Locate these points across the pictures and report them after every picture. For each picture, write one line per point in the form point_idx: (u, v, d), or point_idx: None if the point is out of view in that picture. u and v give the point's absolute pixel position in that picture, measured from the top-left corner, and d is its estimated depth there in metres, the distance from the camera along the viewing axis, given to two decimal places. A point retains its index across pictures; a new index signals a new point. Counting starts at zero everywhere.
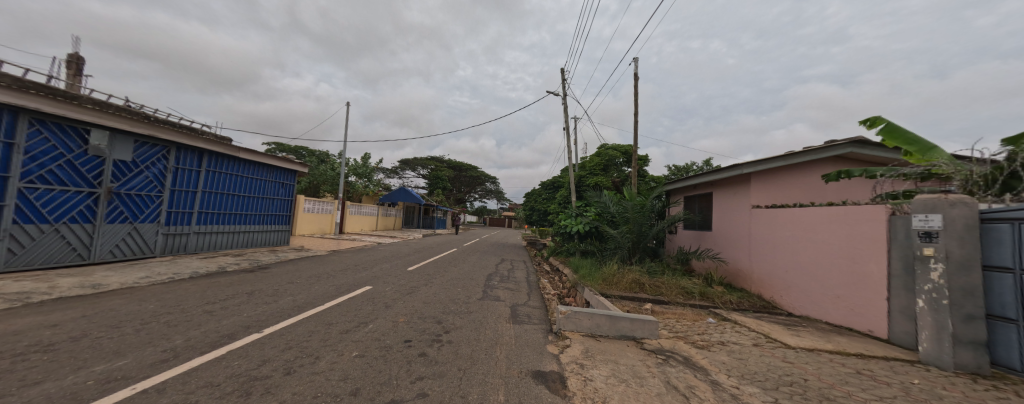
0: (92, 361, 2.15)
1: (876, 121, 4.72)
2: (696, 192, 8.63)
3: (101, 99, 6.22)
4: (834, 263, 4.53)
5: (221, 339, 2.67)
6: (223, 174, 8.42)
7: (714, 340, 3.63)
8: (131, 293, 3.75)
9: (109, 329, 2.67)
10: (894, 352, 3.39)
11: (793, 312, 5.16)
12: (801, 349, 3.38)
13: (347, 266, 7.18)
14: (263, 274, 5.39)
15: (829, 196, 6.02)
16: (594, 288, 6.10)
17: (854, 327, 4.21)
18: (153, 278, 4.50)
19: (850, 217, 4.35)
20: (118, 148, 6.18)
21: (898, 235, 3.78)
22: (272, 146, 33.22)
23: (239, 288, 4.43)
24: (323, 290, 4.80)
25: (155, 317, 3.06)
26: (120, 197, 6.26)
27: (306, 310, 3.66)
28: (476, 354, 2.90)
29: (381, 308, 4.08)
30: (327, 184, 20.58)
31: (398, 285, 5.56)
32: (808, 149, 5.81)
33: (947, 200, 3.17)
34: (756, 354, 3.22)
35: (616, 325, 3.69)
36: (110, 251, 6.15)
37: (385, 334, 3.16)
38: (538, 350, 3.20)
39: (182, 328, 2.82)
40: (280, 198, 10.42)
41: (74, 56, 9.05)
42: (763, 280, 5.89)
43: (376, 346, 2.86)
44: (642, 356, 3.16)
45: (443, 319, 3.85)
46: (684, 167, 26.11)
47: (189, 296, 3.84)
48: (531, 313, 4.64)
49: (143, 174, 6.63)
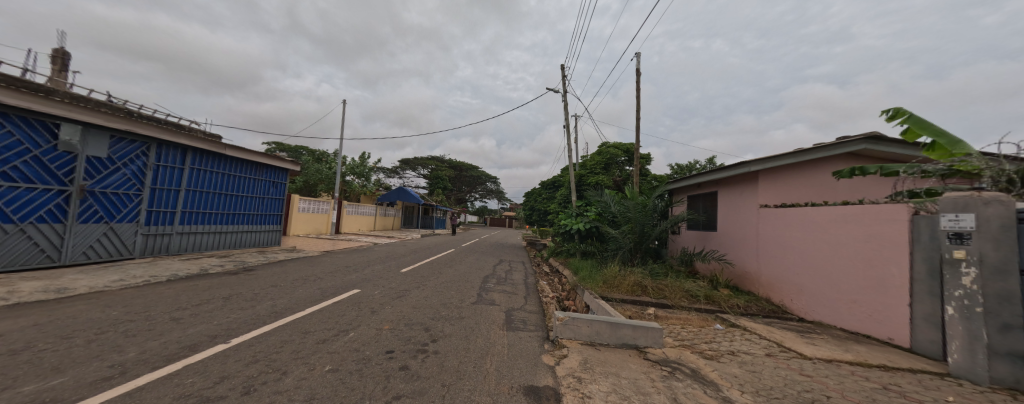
0: (23, 380, 1.89)
1: (899, 112, 4.47)
2: (700, 191, 8.37)
3: (78, 93, 6.01)
4: (850, 266, 4.26)
5: (180, 352, 2.43)
6: (208, 172, 8.19)
7: (723, 349, 3.35)
8: (97, 298, 3.51)
9: (57, 340, 2.43)
10: (921, 364, 3.10)
11: (804, 318, 4.89)
12: (819, 360, 3.10)
13: (337, 268, 6.93)
14: (247, 277, 5.14)
15: (842, 195, 5.75)
16: (594, 291, 5.82)
17: (873, 335, 3.94)
18: (126, 281, 4.25)
19: (867, 217, 4.08)
20: (92, 144, 5.95)
21: (921, 236, 3.52)
22: (271, 145, 32.85)
23: (217, 292, 4.18)
24: (307, 294, 4.54)
25: (114, 325, 2.83)
26: (95, 195, 6.03)
27: (284, 316, 3.41)
28: (463, 367, 2.65)
29: (366, 313, 3.83)
30: (324, 183, 20.37)
31: (388, 288, 5.30)
32: (818, 146, 5.57)
33: (980, 198, 2.88)
34: (770, 366, 2.94)
35: (617, 333, 3.42)
36: (83, 253, 5.91)
37: (366, 344, 2.91)
38: (531, 361, 2.95)
39: (140, 339, 2.59)
40: (270, 198, 10.18)
41: (59, 52, 8.82)
42: (772, 283, 5.61)
43: (353, 359, 2.61)
44: (645, 367, 2.89)
45: (431, 326, 3.59)
46: (686, 167, 25.60)
47: (160, 301, 3.60)
48: (526, 318, 4.39)
49: (120, 171, 6.41)
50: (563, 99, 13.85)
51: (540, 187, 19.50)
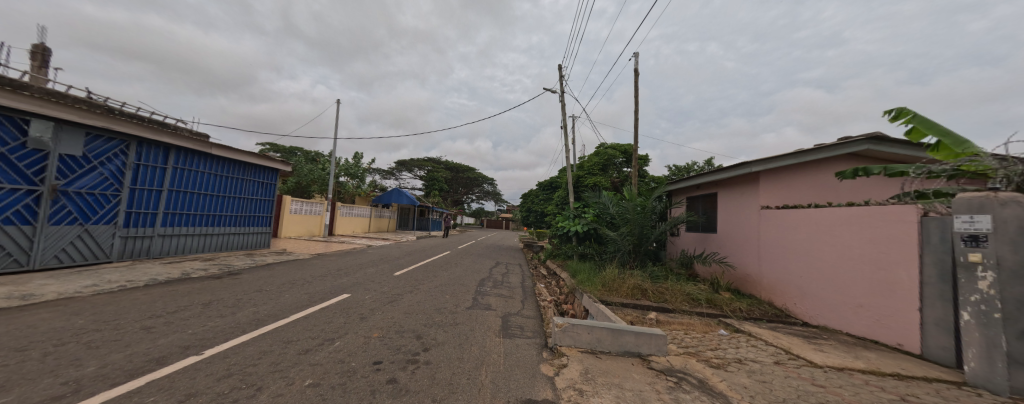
0: None
1: (903, 112, 4.40)
2: (699, 192, 8.27)
3: (53, 89, 5.75)
4: (855, 269, 4.15)
5: (147, 365, 2.24)
6: (193, 172, 7.96)
7: (730, 357, 3.19)
8: (65, 306, 3.28)
9: (10, 354, 2.23)
10: (936, 373, 2.97)
11: (808, 322, 4.77)
12: (830, 368, 2.95)
13: (328, 271, 6.70)
14: (231, 281, 4.91)
15: (845, 197, 5.66)
16: (593, 294, 5.64)
17: (880, 340, 3.83)
18: (100, 287, 4.02)
19: (874, 219, 3.97)
20: (65, 141, 5.68)
21: (932, 239, 3.41)
22: (265, 145, 32.37)
23: (197, 297, 3.95)
24: (293, 299, 4.33)
25: (77, 336, 2.62)
26: (69, 196, 5.77)
27: (265, 324, 3.20)
28: (456, 380, 2.46)
29: (355, 320, 3.63)
30: (316, 184, 20.03)
31: (380, 292, 5.09)
32: (820, 146, 5.48)
33: (997, 199, 2.75)
34: (780, 375, 2.79)
35: (619, 340, 3.27)
36: (55, 257, 5.64)
37: (352, 354, 2.71)
38: (529, 371, 2.77)
39: (104, 351, 2.39)
40: (259, 199, 9.94)
41: (39, 47, 8.52)
42: (774, 287, 5.49)
43: (337, 371, 2.41)
44: (650, 378, 2.73)
45: (424, 333, 3.40)
46: (684, 168, 25.64)
47: (133, 307, 3.39)
48: (524, 324, 4.21)
49: (97, 171, 6.16)
50: (562, 99, 13.71)
51: (538, 188, 19.33)
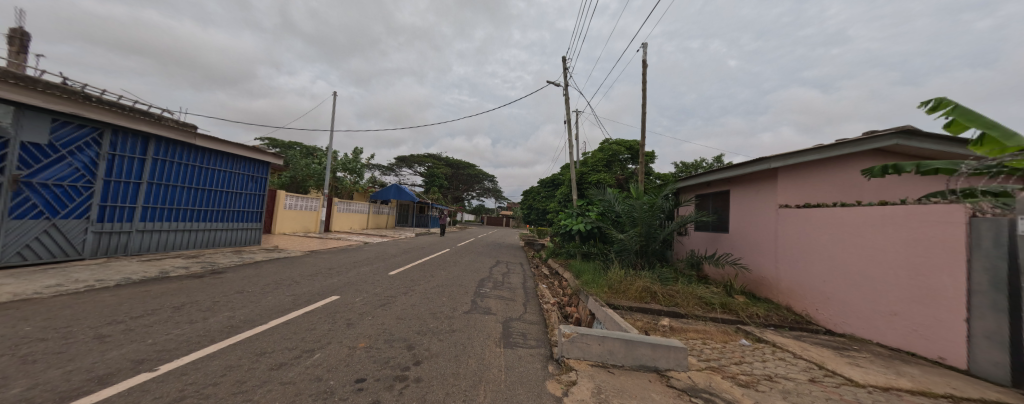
0: None
1: (942, 103, 3.97)
2: (710, 190, 7.91)
3: (21, 73, 5.37)
4: (887, 274, 3.80)
5: (84, 385, 1.90)
6: (174, 164, 7.63)
7: (759, 373, 2.86)
8: (16, 309, 2.94)
9: None
10: (994, 394, 2.62)
11: (832, 330, 4.41)
12: (875, 389, 2.61)
13: (320, 270, 6.38)
14: (212, 281, 4.58)
15: (869, 195, 5.28)
16: (599, 297, 5.28)
17: (917, 352, 3.47)
18: (64, 287, 3.70)
19: (912, 219, 3.60)
20: (28, 128, 5.32)
21: (982, 242, 3.07)
22: (262, 140, 31.83)
23: (170, 300, 3.62)
24: (277, 302, 4.00)
25: (15, 347, 2.28)
26: (33, 187, 5.42)
27: (238, 333, 2.85)
28: (450, 401, 2.12)
29: (341, 327, 3.28)
30: (313, 179, 19.68)
31: (371, 294, 4.73)
32: (845, 141, 5.09)
33: None
34: (820, 398, 2.44)
35: (633, 352, 2.92)
36: (17, 254, 5.29)
37: (331, 370, 2.37)
38: (534, 391, 2.42)
39: (41, 366, 2.06)
40: (248, 193, 9.61)
41: (18, 32, 8.15)
42: (793, 290, 5.14)
43: (310, 393, 2.06)
44: (671, 398, 2.38)
45: (417, 343, 3.06)
46: (692, 166, 24.98)
47: (94, 312, 3.05)
48: (526, 331, 3.89)
49: (66, 161, 5.82)
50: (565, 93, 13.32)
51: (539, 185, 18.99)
